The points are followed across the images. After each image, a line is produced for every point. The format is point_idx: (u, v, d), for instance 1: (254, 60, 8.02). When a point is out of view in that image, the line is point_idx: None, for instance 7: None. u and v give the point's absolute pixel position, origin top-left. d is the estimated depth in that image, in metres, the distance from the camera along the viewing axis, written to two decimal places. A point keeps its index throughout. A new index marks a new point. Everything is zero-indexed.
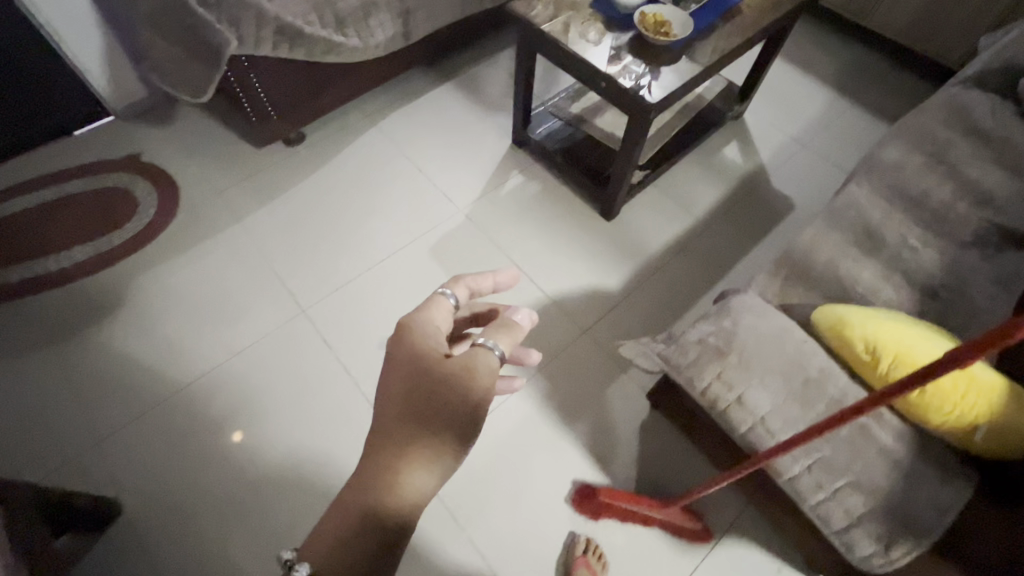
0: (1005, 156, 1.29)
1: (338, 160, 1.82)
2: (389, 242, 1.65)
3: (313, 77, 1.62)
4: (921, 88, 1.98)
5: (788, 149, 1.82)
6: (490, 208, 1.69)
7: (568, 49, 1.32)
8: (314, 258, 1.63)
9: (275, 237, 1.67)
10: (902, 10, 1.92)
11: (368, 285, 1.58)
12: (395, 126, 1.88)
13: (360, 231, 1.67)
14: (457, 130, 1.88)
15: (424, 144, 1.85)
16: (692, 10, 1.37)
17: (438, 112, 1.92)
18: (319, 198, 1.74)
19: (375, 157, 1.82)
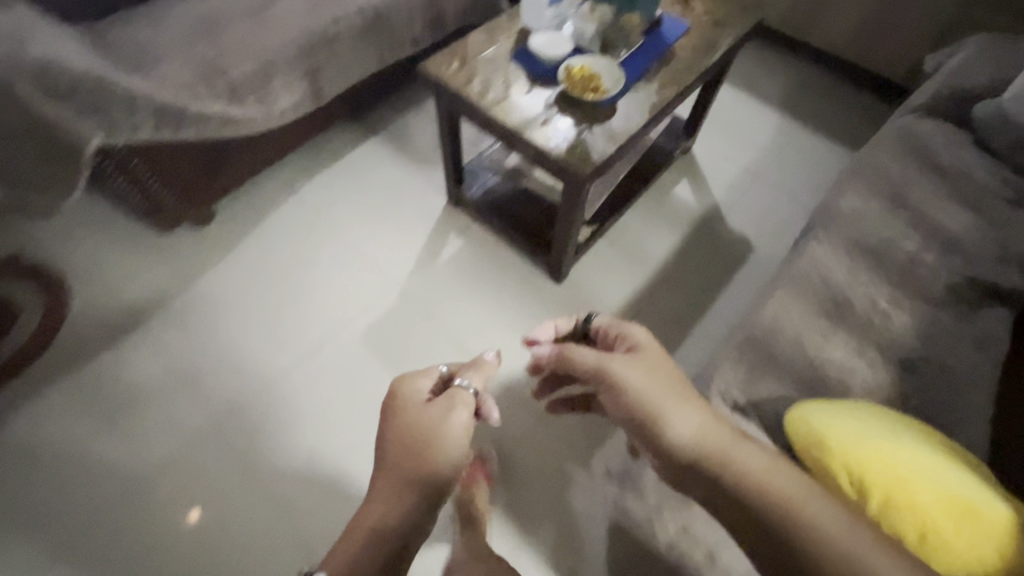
0: (967, 193, 1.21)
1: (264, 227, 1.64)
2: (337, 301, 1.51)
3: (210, 156, 1.44)
4: (869, 103, 1.90)
5: (741, 184, 1.71)
6: (429, 281, 1.53)
7: (488, 113, 1.16)
8: (257, 322, 1.48)
9: (209, 304, 1.50)
10: (842, 27, 1.85)
11: (318, 348, 1.44)
12: (318, 191, 1.71)
13: (306, 290, 1.53)
14: (388, 190, 1.71)
15: (353, 209, 1.67)
16: (623, 58, 1.23)
17: (366, 170, 1.75)
18: (255, 258, 1.58)
19: (299, 229, 1.64)
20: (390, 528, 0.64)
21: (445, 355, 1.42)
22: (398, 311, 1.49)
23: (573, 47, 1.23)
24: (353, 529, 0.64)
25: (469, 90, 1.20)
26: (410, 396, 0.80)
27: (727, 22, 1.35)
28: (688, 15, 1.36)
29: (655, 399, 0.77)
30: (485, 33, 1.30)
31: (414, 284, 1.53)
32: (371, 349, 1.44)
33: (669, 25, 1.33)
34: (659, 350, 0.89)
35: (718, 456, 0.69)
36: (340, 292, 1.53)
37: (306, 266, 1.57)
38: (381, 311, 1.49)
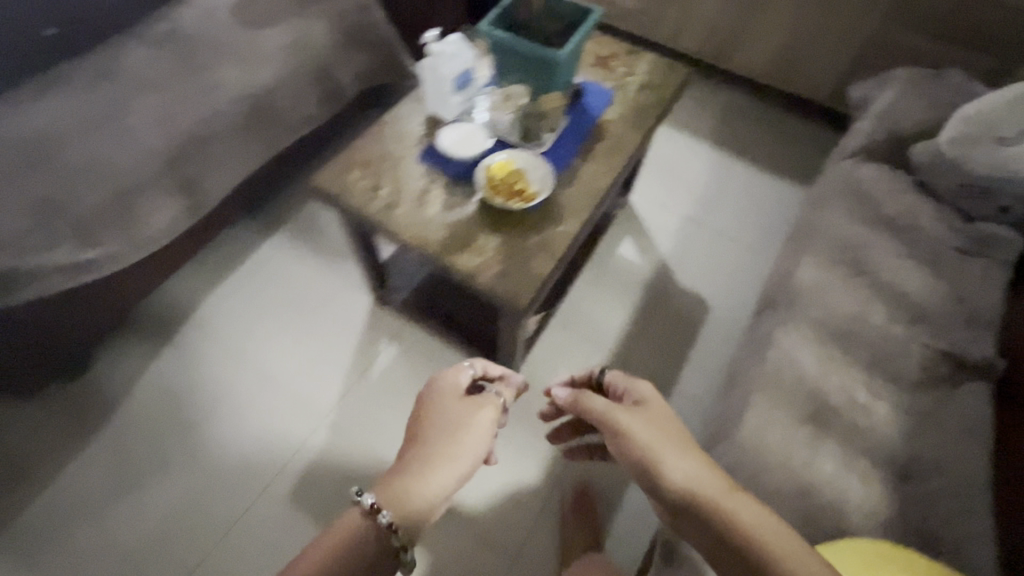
0: (921, 247, 1.15)
1: (180, 335, 1.41)
2: (277, 401, 1.33)
3: (62, 321, 1.17)
4: (798, 127, 1.86)
5: (686, 233, 1.63)
6: (364, 403, 1.33)
7: (401, 233, 0.98)
8: (190, 430, 1.29)
9: (131, 415, 1.30)
10: (760, 52, 1.81)
11: (262, 457, 1.26)
12: (218, 312, 1.45)
13: (241, 387, 1.35)
14: (302, 295, 1.48)
15: (263, 326, 1.43)
16: (547, 143, 1.08)
17: (273, 275, 1.51)
18: (181, 357, 1.38)
19: (200, 365, 1.37)
20: (425, 492, 0.69)
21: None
22: (335, 447, 1.28)
23: (491, 139, 1.07)
24: (394, 480, 0.69)
25: (376, 203, 1.01)
26: (447, 388, 0.86)
27: (654, 82, 1.23)
28: (610, 80, 1.24)
29: (652, 449, 0.72)
30: (386, 127, 1.11)
31: (351, 409, 1.33)
32: (311, 501, 1.21)
33: (590, 94, 1.19)
34: (657, 397, 0.83)
35: (709, 505, 0.65)
36: (260, 436, 1.29)
37: (215, 410, 1.32)
38: (315, 451, 1.27)
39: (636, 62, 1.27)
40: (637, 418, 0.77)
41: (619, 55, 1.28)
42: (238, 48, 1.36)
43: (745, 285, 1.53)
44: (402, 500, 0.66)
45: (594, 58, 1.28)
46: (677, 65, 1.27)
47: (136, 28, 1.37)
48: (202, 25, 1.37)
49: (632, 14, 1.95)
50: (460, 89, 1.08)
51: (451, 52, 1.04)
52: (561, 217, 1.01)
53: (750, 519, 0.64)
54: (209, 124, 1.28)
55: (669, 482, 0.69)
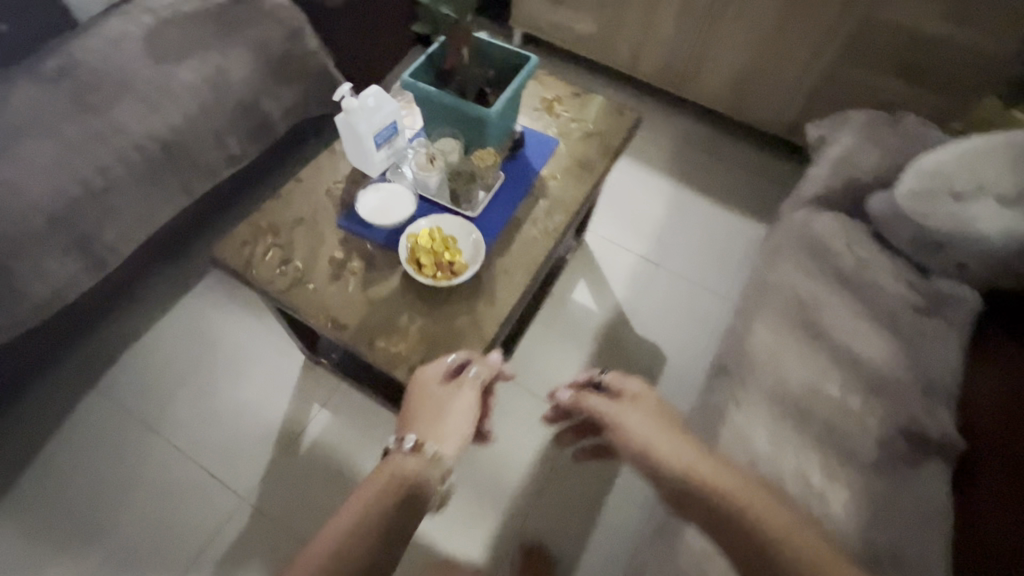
0: (878, 306, 1.10)
1: (82, 405, 1.24)
2: (197, 480, 1.18)
3: None
4: (758, 159, 1.81)
5: (643, 277, 1.55)
6: (292, 485, 1.18)
7: (311, 316, 0.87)
8: (94, 518, 1.13)
9: (24, 503, 1.14)
10: (718, 82, 1.75)
11: (178, 548, 1.11)
12: (126, 379, 1.28)
13: (155, 465, 1.19)
14: (225, 353, 1.31)
15: (180, 394, 1.26)
16: (479, 207, 0.98)
17: (193, 333, 1.34)
18: (85, 430, 1.22)
19: (101, 444, 1.20)
20: (422, 477, 0.69)
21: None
22: (255, 541, 1.12)
23: (418, 201, 0.97)
24: (392, 465, 0.69)
25: (284, 281, 0.89)
26: (431, 373, 0.80)
27: (600, 130, 1.15)
28: (553, 126, 1.14)
29: (649, 441, 0.76)
30: (301, 187, 0.99)
31: (275, 494, 1.17)
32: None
33: (531, 145, 1.10)
34: (651, 391, 0.88)
35: (704, 483, 0.70)
36: (173, 523, 1.13)
37: (117, 499, 1.15)
38: (233, 545, 1.12)
39: (582, 106, 1.18)
40: (633, 414, 0.82)
41: (565, 98, 1.19)
42: (143, 85, 1.22)
43: (702, 333, 1.47)
44: (405, 483, 0.67)
45: (537, 102, 1.18)
46: (626, 110, 1.19)
47: (24, 61, 1.21)
48: (101, 58, 1.22)
49: (587, 39, 1.87)
50: (383, 145, 0.97)
51: (371, 106, 0.92)
52: (493, 292, 0.91)
53: (743, 494, 0.69)
54: (107, 174, 1.14)
55: (664, 462, 0.73)
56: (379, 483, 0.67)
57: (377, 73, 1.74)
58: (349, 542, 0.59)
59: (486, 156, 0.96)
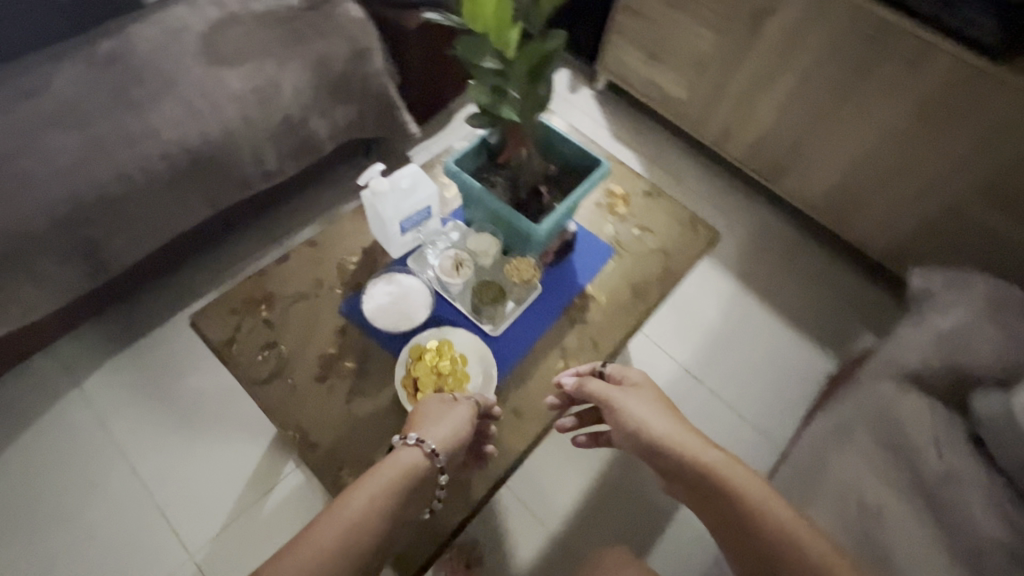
0: (958, 536, 0.89)
1: (31, 437, 1.14)
2: (127, 554, 1.06)
3: None
4: (843, 278, 1.58)
5: (678, 392, 1.37)
6: (236, 556, 1.07)
7: (280, 418, 0.74)
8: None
9: None
10: (815, 185, 1.53)
11: None
12: (73, 427, 1.15)
13: (87, 530, 1.07)
14: (187, 412, 1.18)
15: (123, 461, 1.13)
16: (503, 322, 0.84)
17: (162, 385, 1.20)
18: (25, 469, 1.11)
19: (30, 500, 1.08)
20: (423, 472, 0.66)
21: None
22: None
23: (434, 302, 0.82)
24: (392, 461, 0.65)
25: (262, 371, 0.77)
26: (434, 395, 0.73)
27: (667, 247, 0.97)
28: (612, 229, 0.98)
29: (647, 424, 0.72)
30: (312, 253, 0.87)
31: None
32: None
33: (582, 250, 0.94)
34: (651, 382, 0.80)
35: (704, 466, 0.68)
36: None
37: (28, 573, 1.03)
38: None
39: (653, 212, 1.01)
40: (636, 398, 0.75)
41: (634, 197, 1.02)
42: (188, 86, 1.12)
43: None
44: (408, 478, 0.64)
45: (601, 197, 1.02)
46: (703, 226, 1.01)
47: (73, 39, 1.14)
48: (151, 49, 1.13)
49: (677, 104, 1.68)
50: (409, 229, 0.84)
51: (404, 188, 0.80)
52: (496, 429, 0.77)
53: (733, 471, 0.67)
54: (127, 179, 1.05)
55: (661, 445, 0.70)
56: (379, 476, 0.63)
57: (442, 101, 1.62)
58: (348, 535, 0.58)
59: (525, 268, 0.82)
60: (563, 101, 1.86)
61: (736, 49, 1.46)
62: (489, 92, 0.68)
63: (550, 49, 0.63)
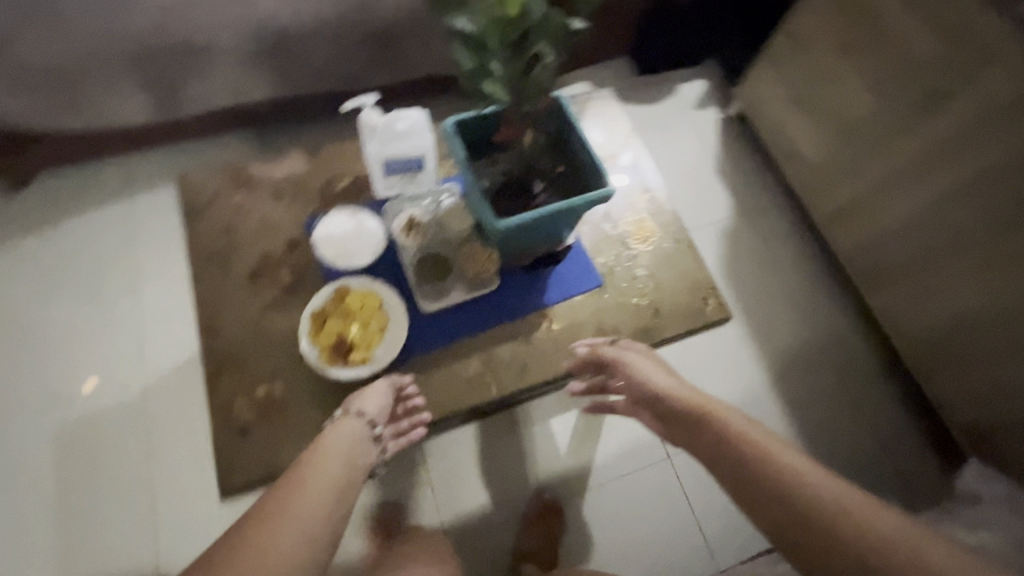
0: None
1: (69, 229, 1.29)
2: (82, 359, 1.18)
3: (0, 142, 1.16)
4: (899, 431, 1.32)
5: (644, 456, 1.20)
6: (165, 402, 1.15)
7: (204, 295, 0.77)
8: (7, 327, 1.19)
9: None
10: (918, 315, 1.26)
11: (37, 396, 1.14)
12: (91, 247, 1.28)
13: (66, 324, 1.21)
14: (172, 275, 1.28)
15: (111, 292, 1.24)
16: (440, 302, 0.78)
17: (173, 246, 1.32)
18: (52, 252, 1.27)
19: (39, 287, 1.24)
20: (367, 435, 0.67)
21: (120, 535, 1.05)
22: (92, 445, 1.11)
23: (385, 255, 0.80)
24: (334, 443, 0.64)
25: (208, 249, 0.80)
26: (345, 350, 0.73)
27: (664, 306, 0.86)
28: (615, 262, 0.88)
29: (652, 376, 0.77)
30: (310, 160, 0.87)
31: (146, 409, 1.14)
32: (49, 471, 1.09)
33: (569, 268, 0.86)
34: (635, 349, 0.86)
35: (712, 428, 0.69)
36: (49, 376, 1.16)
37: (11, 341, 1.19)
38: (91, 414, 1.13)
39: (671, 263, 0.89)
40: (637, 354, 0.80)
41: (659, 241, 0.91)
42: None
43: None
44: (358, 445, 0.65)
45: (625, 225, 0.92)
46: (716, 301, 0.88)
47: None
48: None
49: (805, 162, 1.44)
50: (393, 174, 0.80)
51: (398, 131, 0.75)
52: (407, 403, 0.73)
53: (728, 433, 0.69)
54: (215, 33, 1.11)
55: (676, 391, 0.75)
56: (323, 457, 0.62)
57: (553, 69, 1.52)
58: (321, 514, 0.56)
59: (481, 259, 0.78)
60: (681, 116, 1.69)
61: (889, 129, 1.21)
62: (476, 57, 0.64)
63: (536, 20, 0.60)
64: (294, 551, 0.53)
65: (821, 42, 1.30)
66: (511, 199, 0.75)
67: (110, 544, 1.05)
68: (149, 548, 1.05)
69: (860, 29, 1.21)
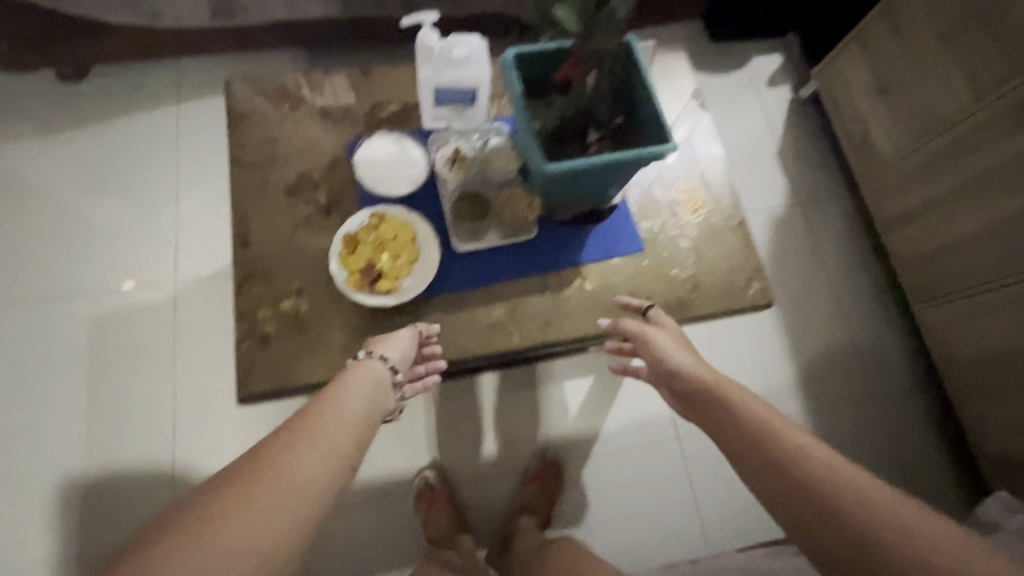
0: None
1: (118, 128, 1.31)
2: (121, 256, 1.21)
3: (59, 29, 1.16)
4: (921, 451, 1.27)
5: (652, 434, 1.19)
6: (194, 309, 1.18)
7: (240, 204, 0.76)
8: (54, 215, 1.23)
9: (39, 160, 1.27)
10: (972, 335, 1.18)
11: (76, 286, 1.19)
12: (139, 147, 1.30)
13: (109, 220, 1.24)
14: (212, 186, 1.29)
15: (153, 194, 1.26)
16: (475, 244, 0.76)
17: (216, 158, 1.32)
18: (100, 149, 1.29)
19: (85, 180, 1.26)
20: (389, 382, 0.67)
21: (142, 426, 1.10)
22: (124, 338, 1.15)
23: (425, 187, 0.78)
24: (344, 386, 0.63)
25: (248, 157, 0.79)
26: (373, 278, 0.72)
27: (703, 282, 0.81)
28: (659, 228, 0.83)
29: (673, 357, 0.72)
30: (360, 81, 0.84)
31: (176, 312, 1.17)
32: (81, 356, 1.14)
33: (611, 230, 0.82)
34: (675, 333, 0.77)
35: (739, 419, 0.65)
36: (89, 268, 1.20)
37: (56, 229, 1.22)
38: (125, 310, 1.17)
39: (718, 239, 0.84)
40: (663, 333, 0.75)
41: (710, 214, 0.86)
42: None
43: (642, 553, 1.12)
44: (379, 390, 0.64)
45: (677, 192, 0.87)
46: (760, 285, 0.83)
47: None
48: None
49: (878, 157, 1.34)
50: (444, 104, 0.76)
51: (454, 58, 0.70)
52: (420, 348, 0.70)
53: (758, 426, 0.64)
54: None
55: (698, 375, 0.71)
56: (343, 399, 0.61)
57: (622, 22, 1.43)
58: (335, 457, 0.56)
59: None
60: (750, 91, 1.58)
61: (979, 131, 1.11)
62: None
63: None
64: (311, 481, 0.52)
65: (921, 25, 1.18)
66: (561, 146, 0.72)
67: (131, 433, 1.10)
68: (167, 443, 1.10)
69: (971, 14, 1.09)
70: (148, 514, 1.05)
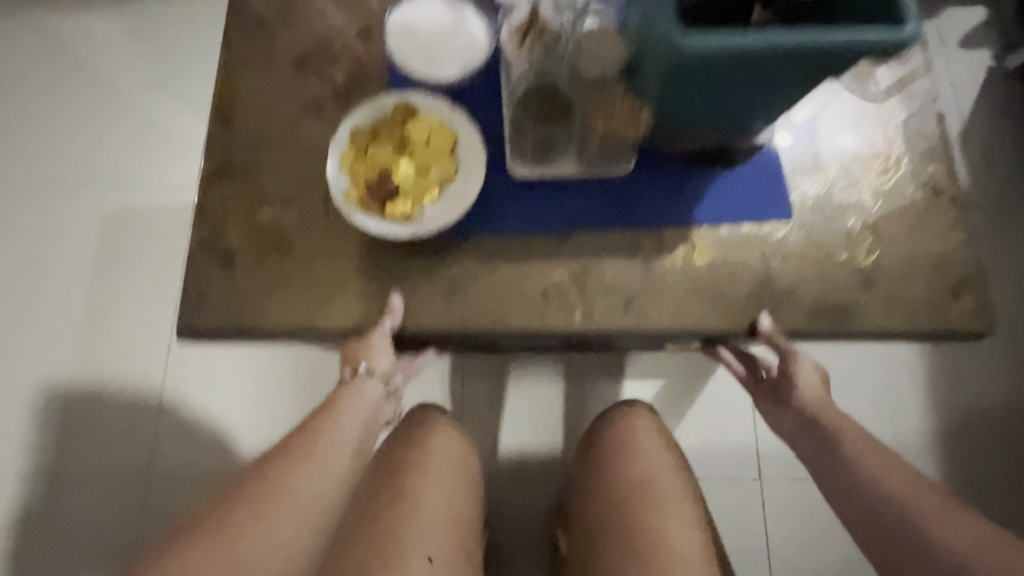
0: None
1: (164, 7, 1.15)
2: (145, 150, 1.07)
3: None
4: None
5: (728, 465, 0.91)
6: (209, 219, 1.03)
7: (230, 71, 0.55)
8: (86, 95, 1.11)
9: (79, 33, 1.14)
10: None
11: (94, 175, 1.06)
12: (181, 32, 1.14)
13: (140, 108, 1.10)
14: None
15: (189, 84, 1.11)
16: (540, 167, 0.52)
17: None
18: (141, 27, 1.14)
19: (122, 59, 1.13)
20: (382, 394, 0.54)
21: (135, 339, 0.97)
22: (133, 239, 1.02)
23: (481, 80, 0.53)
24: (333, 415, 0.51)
25: (253, 11, 0.57)
26: (383, 193, 0.49)
27: (880, 279, 0.53)
28: (820, 190, 0.55)
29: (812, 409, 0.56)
30: None
31: (188, 220, 1.01)
32: (88, 251, 1.02)
33: (747, 181, 0.54)
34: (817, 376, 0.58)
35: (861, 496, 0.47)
36: (110, 159, 1.07)
37: (87, 108, 1.10)
38: (139, 208, 1.04)
39: (911, 222, 0.55)
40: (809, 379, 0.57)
41: (903, 180, 0.56)
42: None
43: None
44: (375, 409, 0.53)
45: (856, 140, 0.57)
46: (969, 298, 0.53)
47: None
48: None
49: None
50: None
51: None
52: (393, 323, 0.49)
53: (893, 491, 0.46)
54: None
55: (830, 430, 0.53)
56: (338, 423, 0.50)
57: None
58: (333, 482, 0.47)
59: (619, 117, 0.48)
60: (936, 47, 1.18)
61: None
62: None
63: None
64: (316, 499, 0.46)
65: None
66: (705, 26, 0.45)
67: (124, 344, 0.97)
68: (159, 361, 0.96)
69: None
70: (127, 441, 0.93)
